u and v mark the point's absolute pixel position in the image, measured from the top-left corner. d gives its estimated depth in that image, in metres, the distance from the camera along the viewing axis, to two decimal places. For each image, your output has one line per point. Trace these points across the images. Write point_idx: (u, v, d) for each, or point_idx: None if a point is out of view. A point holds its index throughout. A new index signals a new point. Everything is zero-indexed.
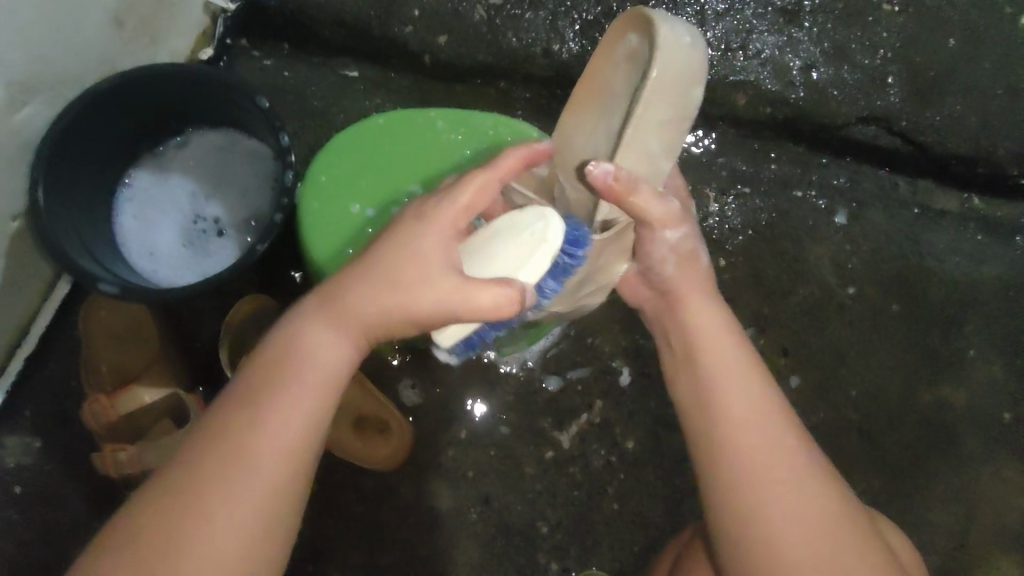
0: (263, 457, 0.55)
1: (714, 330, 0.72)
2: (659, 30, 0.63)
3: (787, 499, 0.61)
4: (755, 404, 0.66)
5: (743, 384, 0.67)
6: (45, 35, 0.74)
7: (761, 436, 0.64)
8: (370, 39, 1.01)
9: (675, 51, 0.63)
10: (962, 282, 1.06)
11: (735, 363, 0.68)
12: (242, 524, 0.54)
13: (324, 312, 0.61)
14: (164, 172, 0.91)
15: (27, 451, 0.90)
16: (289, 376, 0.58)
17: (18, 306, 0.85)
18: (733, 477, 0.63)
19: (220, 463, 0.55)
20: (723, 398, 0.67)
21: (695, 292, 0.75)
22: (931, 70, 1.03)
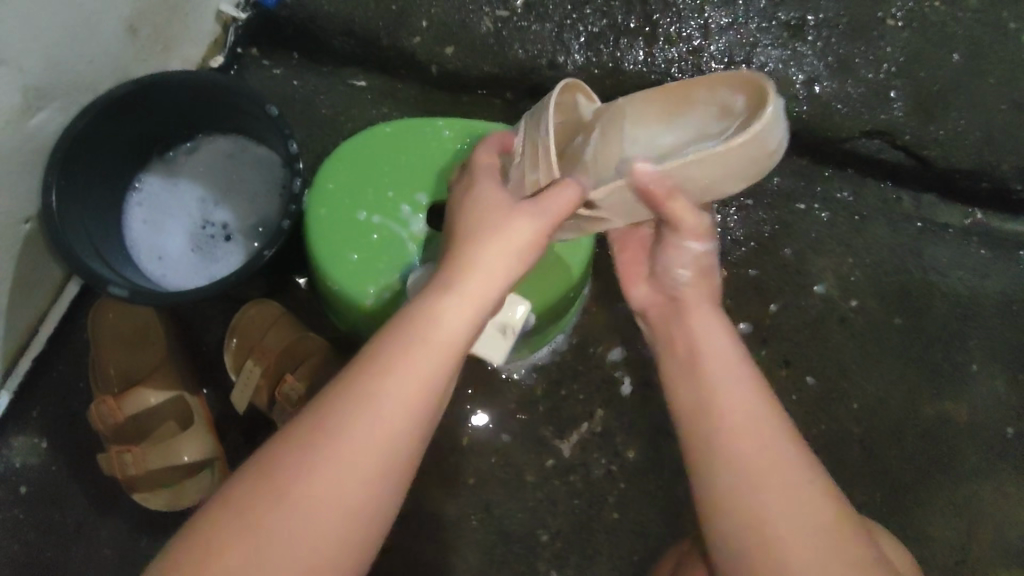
0: (387, 432, 0.53)
1: (716, 342, 0.68)
2: (763, 115, 0.58)
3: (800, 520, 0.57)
4: (761, 421, 0.62)
5: (746, 399, 0.64)
6: (60, 41, 0.75)
7: (769, 454, 0.60)
8: (379, 49, 1.02)
9: (748, 155, 0.59)
10: (965, 297, 1.06)
11: (737, 373, 0.65)
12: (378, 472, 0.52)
13: (455, 290, 0.60)
14: (175, 177, 0.93)
15: (33, 451, 0.91)
16: (416, 346, 0.56)
17: (28, 308, 0.86)
18: (742, 493, 0.58)
19: (340, 433, 0.52)
20: (726, 413, 0.63)
21: (703, 300, 0.72)
22: (934, 85, 1.04)
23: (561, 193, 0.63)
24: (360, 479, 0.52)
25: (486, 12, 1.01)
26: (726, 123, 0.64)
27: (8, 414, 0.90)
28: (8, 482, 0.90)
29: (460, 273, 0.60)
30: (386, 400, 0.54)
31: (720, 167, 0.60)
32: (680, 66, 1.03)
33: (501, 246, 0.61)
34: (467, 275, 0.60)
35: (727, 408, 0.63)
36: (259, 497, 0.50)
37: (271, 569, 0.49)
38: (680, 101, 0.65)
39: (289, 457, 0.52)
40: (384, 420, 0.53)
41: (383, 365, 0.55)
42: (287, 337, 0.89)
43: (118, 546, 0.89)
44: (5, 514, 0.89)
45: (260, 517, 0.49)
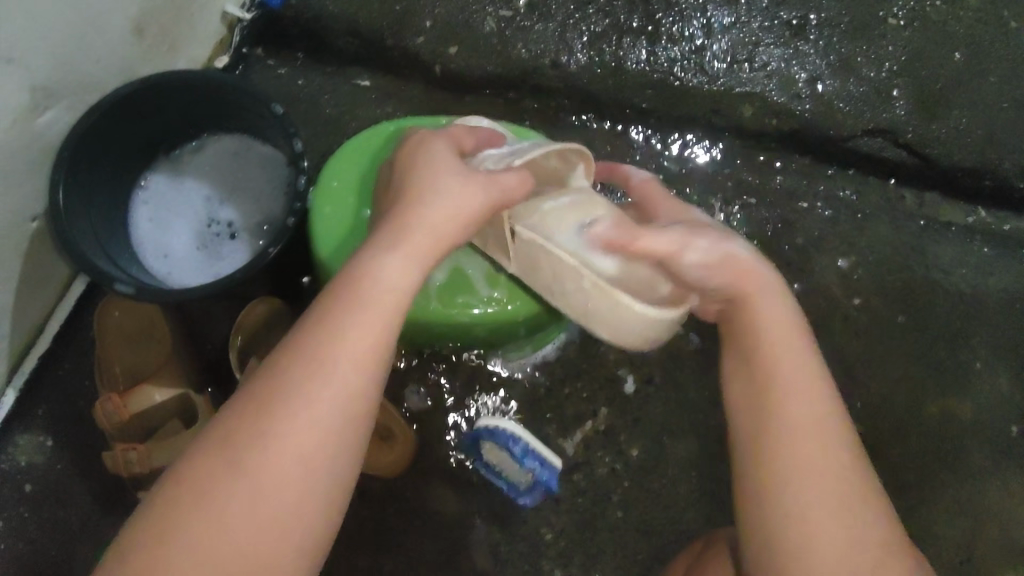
0: (337, 390, 0.55)
1: (791, 338, 0.69)
2: (661, 315, 0.72)
3: (848, 529, 0.59)
4: (824, 427, 0.64)
5: (813, 401, 0.65)
6: (67, 40, 0.76)
7: (825, 457, 0.62)
8: (383, 50, 1.03)
9: (618, 326, 0.75)
10: (968, 295, 1.06)
11: (801, 375, 0.66)
12: (332, 413, 0.55)
13: (389, 239, 0.63)
14: (180, 176, 0.93)
15: (38, 450, 0.91)
16: (360, 304, 0.59)
17: (33, 307, 0.86)
18: (784, 484, 0.61)
19: (289, 394, 0.55)
20: (791, 411, 0.64)
21: (772, 296, 0.71)
22: (936, 84, 1.05)
23: (507, 174, 0.70)
24: (314, 420, 0.54)
25: (489, 12, 1.02)
26: (649, 292, 0.74)
27: (13, 412, 0.90)
28: (13, 481, 0.90)
29: (404, 235, 0.63)
30: (334, 359, 0.56)
31: (598, 311, 0.74)
32: (683, 65, 1.03)
33: (444, 210, 0.65)
34: (411, 238, 0.63)
35: (793, 408, 0.65)
36: (217, 457, 0.53)
37: (230, 534, 0.50)
38: (694, 263, 0.72)
39: (244, 411, 0.55)
40: (332, 377, 0.56)
41: (329, 326, 0.58)
42: None
43: None
44: (10, 512, 0.89)
45: (216, 485, 0.51)
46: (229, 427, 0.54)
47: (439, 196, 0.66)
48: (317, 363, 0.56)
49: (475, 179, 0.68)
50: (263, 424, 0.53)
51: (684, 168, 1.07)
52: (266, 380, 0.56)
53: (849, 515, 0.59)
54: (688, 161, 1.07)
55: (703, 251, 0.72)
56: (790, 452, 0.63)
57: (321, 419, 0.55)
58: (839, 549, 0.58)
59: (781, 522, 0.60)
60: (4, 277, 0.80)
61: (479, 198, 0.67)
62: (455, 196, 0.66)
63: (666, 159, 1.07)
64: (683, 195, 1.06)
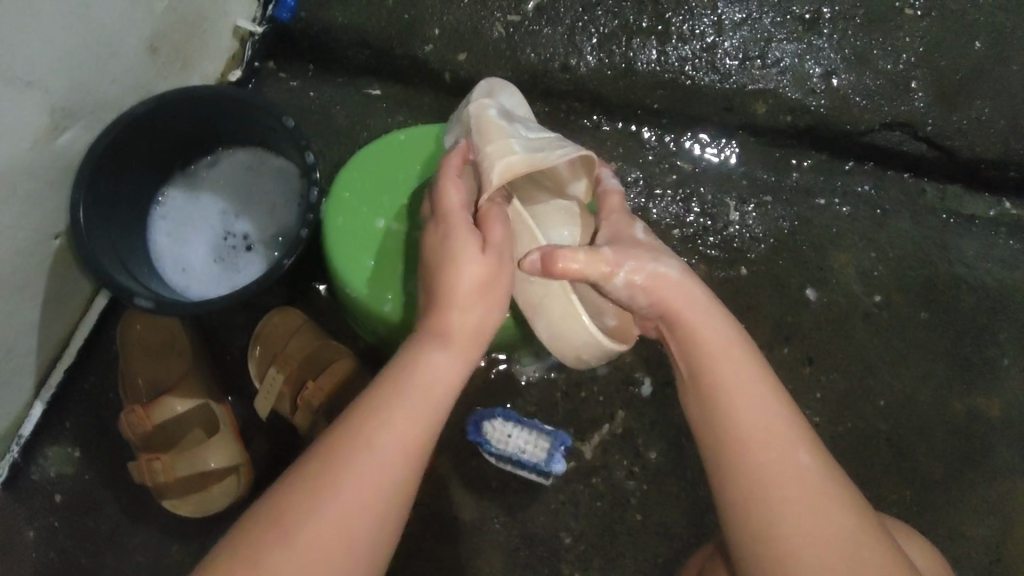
0: (384, 479, 0.56)
1: (726, 343, 0.66)
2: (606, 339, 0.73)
3: (815, 528, 0.57)
4: (781, 424, 0.62)
5: (764, 401, 0.63)
6: (84, 62, 0.78)
7: (783, 456, 0.60)
8: (393, 58, 1.04)
9: (564, 332, 0.74)
10: (994, 290, 1.04)
11: (750, 378, 0.64)
12: (379, 497, 0.55)
13: (439, 335, 0.64)
14: (196, 191, 0.95)
15: (67, 460, 0.93)
16: (412, 397, 0.60)
17: (59, 321, 0.89)
18: (758, 496, 0.59)
19: (340, 480, 0.55)
20: (744, 416, 0.62)
21: (707, 306, 0.69)
22: (955, 74, 1.03)
23: (491, 229, 0.68)
24: (362, 503, 0.54)
25: (498, 18, 1.03)
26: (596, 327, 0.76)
27: (41, 425, 0.93)
28: (44, 491, 0.93)
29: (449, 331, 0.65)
30: (387, 446, 0.57)
31: (560, 313, 0.74)
32: (694, 63, 1.02)
33: (489, 303, 0.67)
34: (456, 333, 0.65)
35: (738, 411, 0.62)
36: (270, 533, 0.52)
37: None
38: (624, 287, 0.69)
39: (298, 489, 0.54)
40: (384, 470, 0.56)
41: (383, 414, 0.59)
42: (310, 345, 0.90)
43: (149, 552, 0.92)
44: (41, 522, 0.92)
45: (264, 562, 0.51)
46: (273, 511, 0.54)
47: (486, 285, 0.66)
48: (371, 454, 0.56)
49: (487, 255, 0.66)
50: (318, 506, 0.53)
51: (698, 166, 1.06)
52: (315, 459, 0.56)
53: (815, 514, 0.58)
54: (702, 160, 1.06)
55: (634, 279, 0.69)
56: (750, 457, 0.61)
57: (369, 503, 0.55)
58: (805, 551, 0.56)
59: (748, 529, 0.59)
60: (31, 294, 0.82)
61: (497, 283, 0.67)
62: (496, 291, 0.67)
63: (680, 159, 1.06)
64: (697, 193, 1.04)
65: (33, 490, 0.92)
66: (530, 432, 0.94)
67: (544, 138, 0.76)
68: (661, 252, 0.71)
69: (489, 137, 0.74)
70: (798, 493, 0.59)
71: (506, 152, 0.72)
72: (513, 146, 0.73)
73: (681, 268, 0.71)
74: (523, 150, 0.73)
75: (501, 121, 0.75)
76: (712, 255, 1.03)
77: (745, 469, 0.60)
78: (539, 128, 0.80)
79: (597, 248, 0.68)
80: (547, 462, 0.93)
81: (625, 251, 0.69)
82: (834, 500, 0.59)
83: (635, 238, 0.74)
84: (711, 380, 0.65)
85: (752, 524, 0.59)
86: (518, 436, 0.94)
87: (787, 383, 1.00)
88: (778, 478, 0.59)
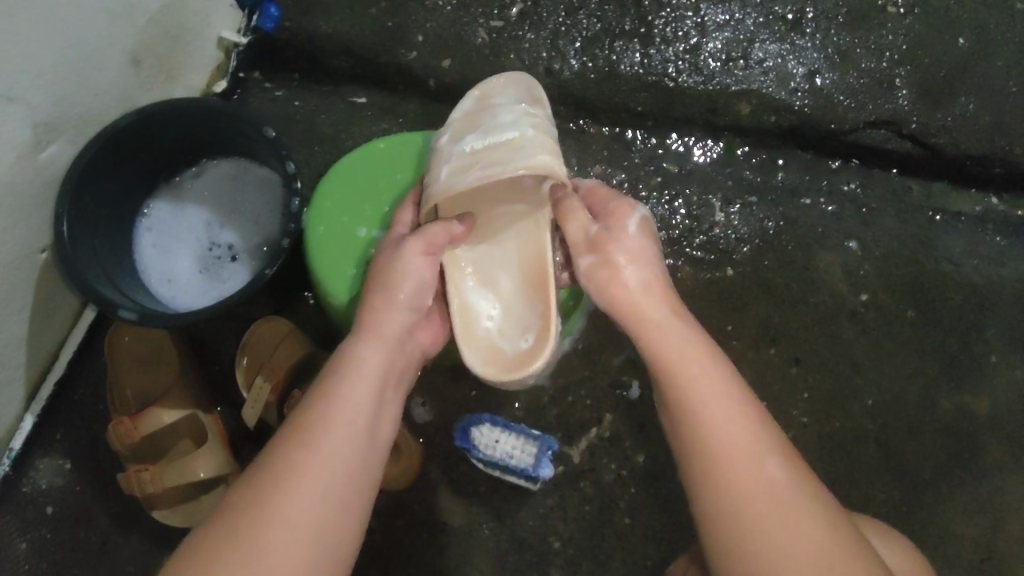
0: (339, 445, 0.61)
1: (691, 355, 0.67)
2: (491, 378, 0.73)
3: (787, 531, 0.57)
4: (749, 435, 0.62)
5: (732, 412, 0.63)
6: (66, 78, 0.78)
7: (752, 466, 0.60)
8: (378, 66, 1.04)
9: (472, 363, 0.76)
10: (982, 286, 1.04)
11: (717, 389, 0.64)
12: (340, 460, 0.60)
13: (369, 328, 0.70)
14: (181, 202, 0.95)
15: (57, 472, 0.94)
16: (350, 379, 0.65)
17: (47, 335, 0.89)
18: (728, 507, 0.59)
19: (297, 458, 0.59)
20: (711, 427, 0.62)
21: (665, 316, 0.70)
22: (939, 72, 1.03)
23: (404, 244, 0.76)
24: (325, 469, 0.59)
25: (481, 23, 1.03)
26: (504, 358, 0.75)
27: (32, 437, 0.93)
28: (35, 503, 0.93)
29: (378, 321, 0.71)
30: (335, 419, 0.62)
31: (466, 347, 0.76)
32: (677, 65, 1.02)
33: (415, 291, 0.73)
34: (385, 321, 0.71)
35: (706, 422, 0.63)
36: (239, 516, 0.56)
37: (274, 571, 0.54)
38: (585, 274, 0.75)
39: (259, 477, 0.58)
40: (336, 440, 0.61)
41: (327, 396, 0.64)
42: (297, 355, 0.91)
43: (141, 561, 0.93)
44: (33, 533, 0.93)
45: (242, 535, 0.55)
46: (231, 515, 0.56)
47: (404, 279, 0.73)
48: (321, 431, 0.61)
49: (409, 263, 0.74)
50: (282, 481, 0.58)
51: (682, 168, 1.06)
52: (272, 451, 0.60)
53: (786, 517, 0.58)
54: (686, 162, 1.06)
55: (597, 269, 0.74)
56: (718, 463, 0.61)
57: (332, 466, 0.60)
58: (783, 555, 0.56)
59: (721, 541, 0.59)
60: (18, 309, 0.83)
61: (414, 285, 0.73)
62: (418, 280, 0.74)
63: (665, 161, 1.06)
64: (683, 195, 1.05)
65: (25, 502, 0.93)
66: (518, 437, 0.94)
67: (486, 148, 0.74)
68: (645, 256, 0.74)
69: (433, 163, 0.77)
70: (768, 501, 0.59)
71: (433, 180, 0.76)
72: (440, 172, 0.75)
73: (649, 276, 0.73)
74: (446, 175, 0.75)
75: (449, 141, 0.77)
76: (698, 256, 1.03)
77: (714, 480, 0.61)
78: (506, 122, 0.76)
79: (586, 227, 0.76)
80: (534, 467, 0.93)
81: (608, 243, 0.74)
82: (808, 509, 0.58)
83: (627, 237, 0.75)
84: (678, 393, 0.65)
85: (725, 535, 0.59)
86: (506, 442, 0.94)
87: (775, 384, 1.00)
88: (747, 487, 0.59)
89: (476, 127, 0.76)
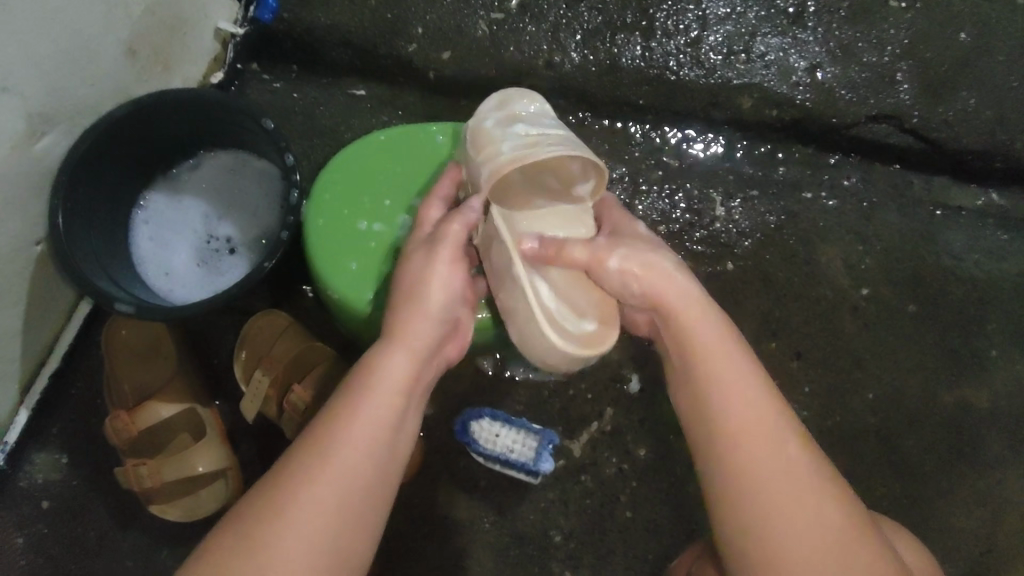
0: (363, 454, 0.59)
1: (716, 341, 0.65)
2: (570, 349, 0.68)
3: (799, 514, 0.58)
4: (771, 420, 0.62)
5: (754, 398, 0.62)
6: (60, 67, 0.77)
7: (776, 451, 0.60)
8: (377, 58, 1.03)
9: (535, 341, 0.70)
10: (982, 281, 1.04)
11: (742, 376, 0.63)
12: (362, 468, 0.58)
13: (397, 334, 0.66)
14: (178, 194, 0.94)
15: (53, 467, 0.93)
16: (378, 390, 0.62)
17: (42, 328, 0.88)
18: (755, 493, 0.59)
19: (320, 463, 0.57)
20: (736, 414, 0.61)
21: (692, 305, 0.68)
22: (940, 66, 1.02)
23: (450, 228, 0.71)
24: (346, 475, 0.58)
25: (481, 16, 1.02)
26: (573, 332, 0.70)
27: (27, 432, 0.92)
28: (31, 498, 0.92)
29: (407, 328, 0.66)
30: (359, 428, 0.60)
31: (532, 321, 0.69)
32: (678, 58, 1.02)
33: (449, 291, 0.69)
34: (414, 328, 0.66)
35: (731, 409, 0.62)
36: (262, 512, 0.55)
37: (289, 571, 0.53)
38: (617, 272, 0.70)
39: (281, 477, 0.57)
40: (361, 450, 0.59)
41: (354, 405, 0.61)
42: (296, 348, 0.90)
43: (139, 556, 0.92)
44: (29, 528, 0.92)
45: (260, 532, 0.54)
46: (251, 514, 0.55)
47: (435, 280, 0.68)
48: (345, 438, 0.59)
49: (441, 263, 0.69)
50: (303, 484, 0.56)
51: (683, 162, 1.05)
52: (295, 453, 0.59)
53: (808, 500, 0.59)
54: (687, 156, 1.06)
55: (626, 261, 0.69)
56: (743, 450, 0.60)
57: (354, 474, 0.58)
58: (809, 536, 0.57)
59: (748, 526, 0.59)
60: (13, 302, 0.82)
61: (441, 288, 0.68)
62: (449, 285, 0.69)
63: (666, 155, 1.06)
64: (684, 189, 1.04)
65: (21, 497, 0.92)
66: (518, 431, 0.94)
67: (543, 134, 0.73)
68: (660, 246, 0.72)
69: (480, 147, 0.73)
70: (792, 485, 0.59)
71: (491, 157, 0.71)
72: (502, 148, 0.71)
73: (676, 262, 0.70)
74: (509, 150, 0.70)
75: (494, 127, 0.74)
76: (699, 250, 1.02)
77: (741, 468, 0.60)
78: (550, 121, 0.76)
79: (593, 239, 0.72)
80: (534, 462, 0.93)
81: (617, 240, 0.72)
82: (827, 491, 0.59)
83: (635, 230, 0.75)
84: (703, 379, 0.64)
85: (753, 521, 0.58)
86: (506, 436, 0.94)
87: (776, 378, 1.00)
88: (772, 474, 0.59)
89: (520, 118, 0.75)
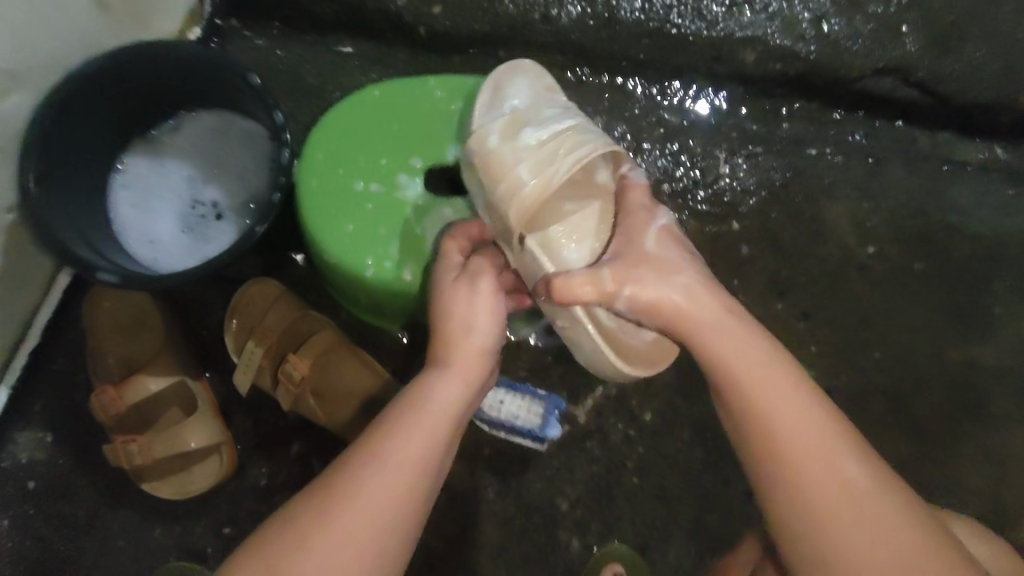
0: (402, 477, 0.56)
1: (744, 342, 0.60)
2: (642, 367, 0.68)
3: (874, 524, 0.53)
4: (819, 425, 0.57)
5: (795, 400, 0.58)
6: (26, 20, 0.71)
7: (828, 460, 0.56)
8: (359, 11, 0.96)
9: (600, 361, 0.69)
10: (988, 238, 1.02)
11: (777, 377, 0.59)
12: (400, 493, 0.55)
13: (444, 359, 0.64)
14: (159, 157, 0.89)
15: (38, 446, 0.89)
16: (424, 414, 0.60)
17: (18, 302, 0.84)
18: (810, 504, 0.55)
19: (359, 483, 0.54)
20: (779, 421, 0.57)
21: (716, 314, 0.61)
22: (949, 15, 0.97)
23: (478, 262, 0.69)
24: (383, 500, 0.54)
25: None
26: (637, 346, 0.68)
27: (8, 409, 0.88)
28: (16, 479, 0.89)
29: (453, 349, 0.64)
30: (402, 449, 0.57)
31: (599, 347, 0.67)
32: (679, 10, 0.96)
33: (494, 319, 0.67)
34: (461, 351, 0.64)
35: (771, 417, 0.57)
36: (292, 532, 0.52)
37: None
38: (627, 308, 0.63)
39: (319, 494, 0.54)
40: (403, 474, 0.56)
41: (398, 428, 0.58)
42: (290, 317, 0.86)
43: (131, 536, 0.89)
44: (15, 510, 0.88)
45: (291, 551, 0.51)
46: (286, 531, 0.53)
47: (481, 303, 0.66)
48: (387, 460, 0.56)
49: (488, 285, 0.67)
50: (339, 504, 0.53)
51: (685, 120, 1.02)
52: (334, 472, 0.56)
53: (867, 511, 0.54)
54: (688, 114, 1.02)
55: (637, 298, 0.62)
56: (791, 460, 0.56)
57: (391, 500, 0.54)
58: (874, 548, 0.53)
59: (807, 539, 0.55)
60: None
61: (491, 312, 0.66)
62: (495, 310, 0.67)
63: (666, 113, 1.02)
64: (686, 148, 1.01)
65: (5, 478, 0.88)
66: (523, 398, 0.91)
67: (555, 135, 0.69)
68: (670, 269, 0.63)
69: (496, 172, 0.69)
70: (852, 494, 0.54)
71: (514, 187, 0.67)
72: (522, 175, 0.67)
73: (690, 281, 0.63)
74: (531, 177, 0.67)
75: (503, 145, 0.69)
76: (702, 210, 1.00)
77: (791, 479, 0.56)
78: (552, 114, 0.72)
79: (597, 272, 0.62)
80: (540, 428, 0.90)
81: (625, 272, 0.62)
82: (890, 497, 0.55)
83: (641, 250, 0.65)
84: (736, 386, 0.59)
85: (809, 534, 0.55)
86: (511, 402, 0.91)
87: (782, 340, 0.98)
88: (826, 483, 0.55)
89: (524, 122, 0.71)
